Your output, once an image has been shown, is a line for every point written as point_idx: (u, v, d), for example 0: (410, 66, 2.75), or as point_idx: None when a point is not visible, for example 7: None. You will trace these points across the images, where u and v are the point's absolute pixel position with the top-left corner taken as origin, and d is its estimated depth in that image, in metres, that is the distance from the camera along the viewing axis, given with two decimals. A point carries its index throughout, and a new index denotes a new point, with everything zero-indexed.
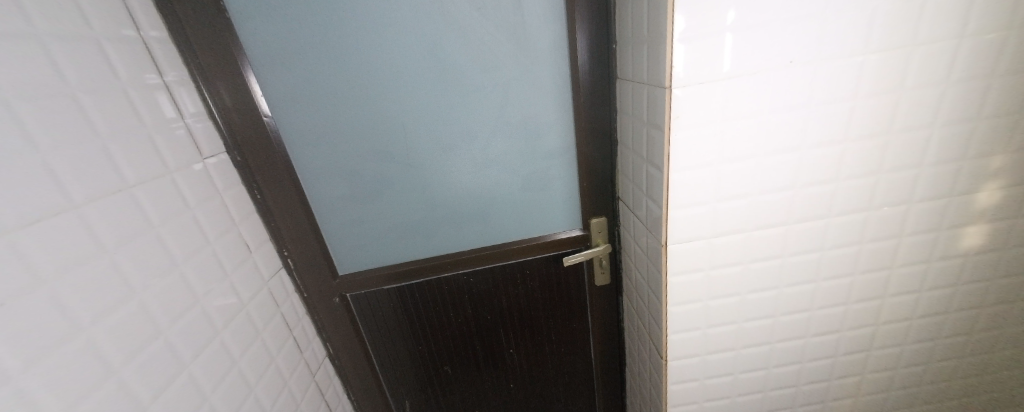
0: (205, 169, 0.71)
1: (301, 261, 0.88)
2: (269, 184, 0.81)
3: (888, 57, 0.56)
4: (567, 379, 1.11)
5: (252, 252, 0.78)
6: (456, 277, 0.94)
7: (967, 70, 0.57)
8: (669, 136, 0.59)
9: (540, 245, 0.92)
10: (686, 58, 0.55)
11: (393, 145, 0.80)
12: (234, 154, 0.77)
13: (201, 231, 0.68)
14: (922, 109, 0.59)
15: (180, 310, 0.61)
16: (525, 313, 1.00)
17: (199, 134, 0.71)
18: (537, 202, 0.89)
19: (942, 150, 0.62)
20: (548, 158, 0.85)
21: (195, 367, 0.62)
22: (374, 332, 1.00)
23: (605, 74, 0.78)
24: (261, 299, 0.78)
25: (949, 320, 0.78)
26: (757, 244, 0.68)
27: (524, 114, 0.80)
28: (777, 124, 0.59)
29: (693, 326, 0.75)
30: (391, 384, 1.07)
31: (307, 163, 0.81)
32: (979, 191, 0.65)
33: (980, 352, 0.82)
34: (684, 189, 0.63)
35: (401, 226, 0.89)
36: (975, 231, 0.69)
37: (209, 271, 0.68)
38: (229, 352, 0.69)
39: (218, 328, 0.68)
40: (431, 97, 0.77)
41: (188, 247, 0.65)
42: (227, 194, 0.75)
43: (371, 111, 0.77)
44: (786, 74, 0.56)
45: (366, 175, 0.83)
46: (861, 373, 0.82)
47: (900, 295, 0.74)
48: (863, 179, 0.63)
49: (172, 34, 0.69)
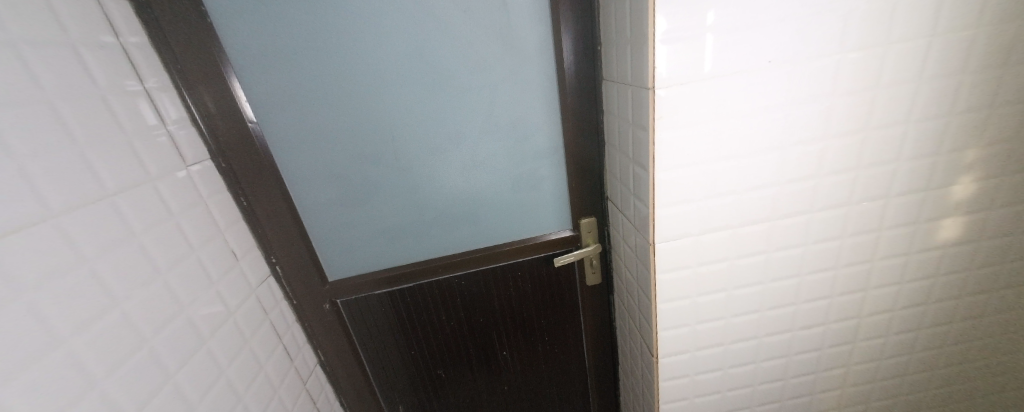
0: (189, 176, 0.70)
1: (289, 267, 0.87)
2: (255, 190, 0.80)
3: (863, 55, 0.57)
4: (560, 379, 1.12)
5: (239, 259, 0.77)
6: (448, 280, 0.94)
7: (939, 67, 0.59)
8: (654, 135, 0.60)
9: (531, 246, 0.93)
10: (669, 59, 0.55)
11: (382, 149, 0.80)
12: (219, 161, 0.76)
13: (185, 239, 0.67)
14: (897, 105, 0.61)
15: (164, 320, 0.60)
16: (517, 315, 1.00)
17: (181, 140, 0.70)
18: (526, 203, 0.90)
19: (917, 146, 0.64)
20: (537, 159, 0.85)
21: (181, 378, 0.61)
22: (366, 338, 0.99)
23: (591, 75, 0.78)
24: (248, 307, 0.77)
25: (929, 310, 0.80)
26: (743, 240, 0.69)
27: (511, 116, 0.80)
28: (758, 122, 0.60)
29: (682, 322, 0.76)
30: (384, 390, 1.07)
31: (294, 168, 0.80)
32: (953, 185, 0.67)
33: (959, 342, 0.84)
34: (670, 188, 0.64)
35: (391, 231, 0.89)
36: (951, 223, 0.71)
37: (194, 280, 0.67)
38: (216, 361, 0.68)
39: (204, 337, 0.67)
40: (419, 101, 0.77)
41: (171, 255, 0.64)
42: (212, 201, 0.74)
43: (359, 115, 0.77)
44: (767, 74, 0.57)
45: (355, 180, 0.82)
46: (847, 365, 0.84)
47: (882, 287, 0.76)
48: (843, 174, 0.65)
49: (152, 40, 0.68)
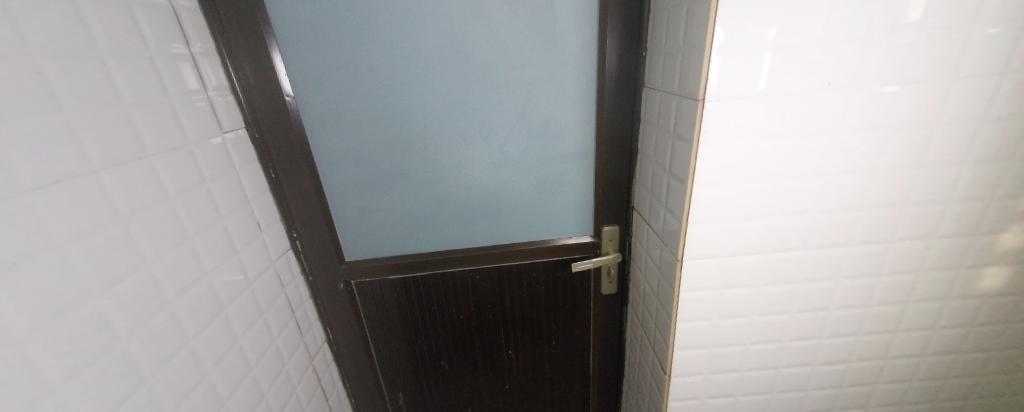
0: (222, 144, 0.71)
1: (308, 242, 0.88)
2: (285, 163, 0.80)
3: (926, 87, 0.55)
4: (562, 385, 1.10)
5: (262, 231, 0.78)
6: (462, 273, 0.94)
7: (1005, 108, 0.56)
8: (695, 150, 0.58)
9: (549, 249, 0.92)
10: (721, 72, 0.54)
11: (412, 135, 0.79)
12: (253, 131, 0.77)
13: (213, 206, 0.67)
14: (955, 144, 0.58)
15: (189, 284, 0.61)
16: (526, 316, 1.00)
17: (219, 108, 0.71)
18: (550, 205, 0.89)
19: (971, 188, 0.61)
20: (566, 162, 0.84)
21: (197, 344, 0.61)
22: (374, 321, 0.99)
23: (633, 81, 0.77)
24: (266, 279, 0.78)
25: (958, 361, 0.76)
26: (774, 267, 0.67)
27: (545, 115, 0.79)
28: (807, 146, 0.58)
29: (700, 343, 0.74)
30: (386, 376, 1.07)
31: (323, 146, 0.80)
32: (1002, 233, 0.64)
33: (988, 396, 0.80)
34: (706, 205, 0.62)
35: (412, 217, 0.88)
36: (995, 273, 0.68)
37: (218, 247, 0.67)
38: (231, 330, 0.68)
39: (223, 305, 0.67)
40: (452, 90, 0.76)
41: (200, 221, 0.64)
42: (241, 171, 0.74)
43: (392, 99, 0.76)
44: (822, 98, 0.55)
45: (382, 163, 0.82)
46: (865, 406, 0.82)
47: (912, 331, 0.73)
48: (889, 210, 0.62)
49: (202, 5, 0.68)
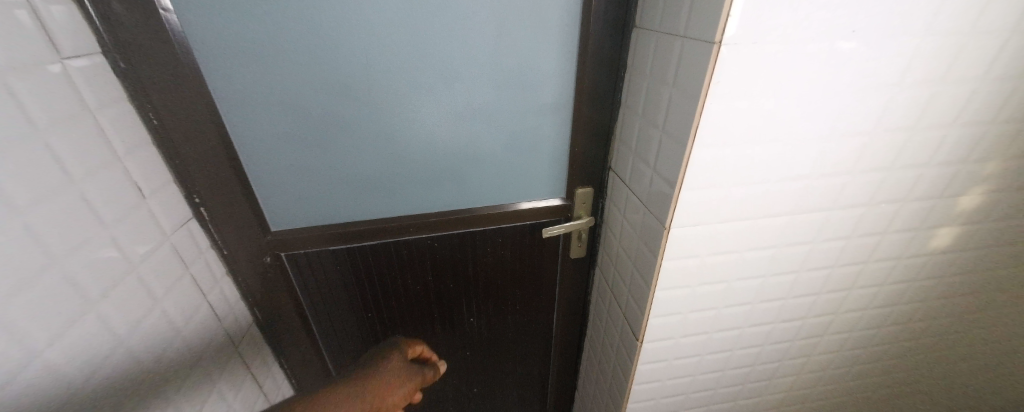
0: (66, 76, 0.49)
1: (217, 209, 0.70)
2: (172, 107, 0.60)
3: (947, 42, 0.49)
4: (524, 350, 1.07)
5: (146, 197, 0.60)
6: (418, 242, 0.82)
7: (1005, 69, 0.53)
8: (702, 104, 0.49)
9: (516, 213, 0.82)
10: (746, 10, 0.44)
11: (354, 75, 0.62)
12: (117, 59, 0.56)
13: (60, 164, 0.48)
14: (952, 107, 0.55)
15: (27, 276, 0.43)
16: (489, 283, 0.92)
17: (55, 22, 0.48)
18: (519, 165, 0.78)
19: (952, 152, 0.60)
20: (540, 115, 0.72)
21: (54, 353, 0.45)
22: (315, 297, 0.86)
23: (621, 20, 0.65)
24: (159, 258, 0.61)
25: (895, 311, 0.82)
26: (759, 233, 0.63)
27: (520, 58, 0.66)
28: (801, 110, 0.52)
29: (675, 310, 0.72)
30: (331, 353, 0.95)
31: (228, 87, 0.60)
32: (964, 195, 0.66)
33: (909, 339, 0.88)
34: (702, 168, 0.55)
35: (355, 179, 0.73)
36: (945, 233, 0.71)
37: (76, 222, 0.49)
38: (110, 329, 0.52)
39: (93, 299, 0.50)
40: (407, 21, 0.59)
41: (41, 188, 0.45)
42: (104, 116, 0.54)
43: (328, 28, 0.58)
44: (845, 48, 0.48)
45: (314, 112, 0.65)
46: (809, 354, 0.86)
47: (865, 288, 0.76)
48: (876, 174, 0.60)
49: None
